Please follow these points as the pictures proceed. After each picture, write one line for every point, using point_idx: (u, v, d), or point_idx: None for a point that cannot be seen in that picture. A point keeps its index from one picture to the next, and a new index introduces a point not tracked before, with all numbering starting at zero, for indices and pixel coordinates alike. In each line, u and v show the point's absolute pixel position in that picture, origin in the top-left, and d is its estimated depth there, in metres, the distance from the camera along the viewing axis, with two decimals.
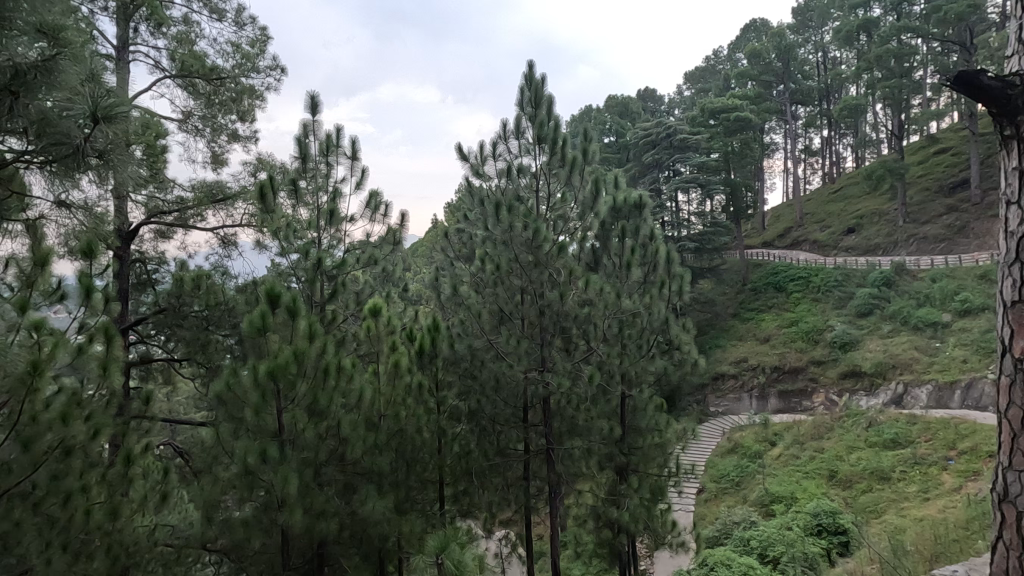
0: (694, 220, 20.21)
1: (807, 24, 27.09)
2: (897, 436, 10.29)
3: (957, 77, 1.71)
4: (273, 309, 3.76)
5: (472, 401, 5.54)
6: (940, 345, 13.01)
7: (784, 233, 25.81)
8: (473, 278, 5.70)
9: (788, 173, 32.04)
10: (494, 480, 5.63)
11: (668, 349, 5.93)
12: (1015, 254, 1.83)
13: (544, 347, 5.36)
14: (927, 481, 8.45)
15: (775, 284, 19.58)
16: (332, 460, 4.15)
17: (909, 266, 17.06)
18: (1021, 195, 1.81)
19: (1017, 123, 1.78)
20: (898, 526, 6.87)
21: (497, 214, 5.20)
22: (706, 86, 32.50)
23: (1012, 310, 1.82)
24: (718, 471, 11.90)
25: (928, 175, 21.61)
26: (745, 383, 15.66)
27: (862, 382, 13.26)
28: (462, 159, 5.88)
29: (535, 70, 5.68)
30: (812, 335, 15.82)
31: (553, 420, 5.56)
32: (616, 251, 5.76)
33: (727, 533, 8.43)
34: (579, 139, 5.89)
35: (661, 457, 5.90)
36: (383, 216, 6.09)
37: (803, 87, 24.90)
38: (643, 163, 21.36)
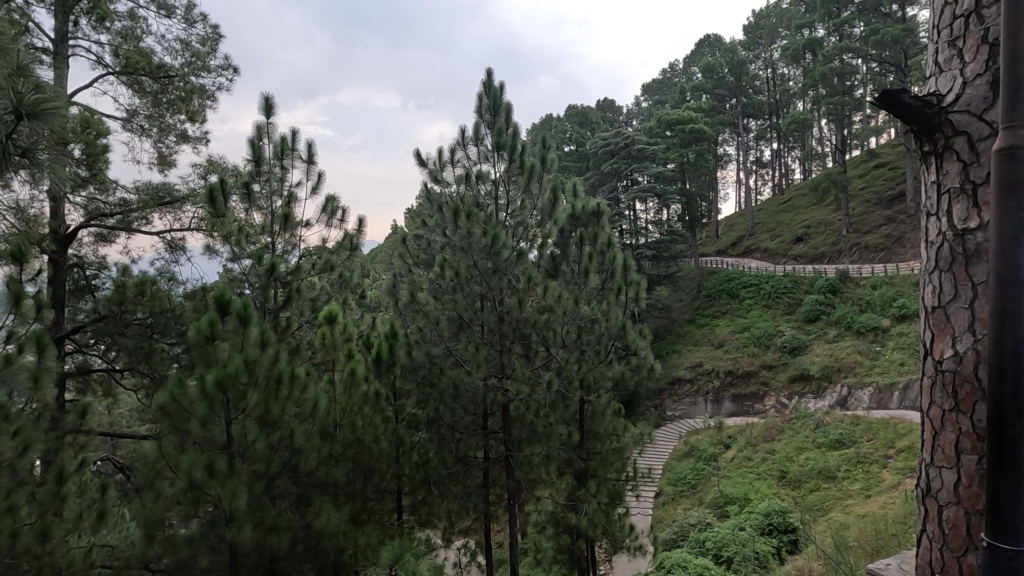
0: (652, 229, 20.76)
1: (757, 41, 28.30)
2: (842, 437, 10.76)
3: (882, 95, 1.81)
4: (222, 316, 3.63)
5: (430, 409, 5.47)
6: (880, 348, 13.74)
7: (737, 242, 26.70)
8: (432, 285, 5.61)
9: (740, 184, 33.20)
10: (453, 489, 5.53)
11: (625, 354, 5.84)
12: (933, 262, 1.95)
13: (503, 353, 5.42)
14: (869, 479, 8.86)
15: (729, 291, 20.23)
16: (284, 471, 4.01)
17: (852, 274, 17.91)
18: (938, 207, 1.92)
19: (935, 140, 1.89)
20: (842, 523, 7.14)
21: (455, 220, 5.21)
22: (663, 98, 33.50)
23: (932, 315, 1.93)
24: (674, 475, 12.15)
25: (869, 188, 22.85)
26: (701, 387, 16.08)
27: (810, 385, 13.83)
28: (420, 165, 5.82)
29: (494, 78, 5.69)
30: (763, 340, 16.40)
31: (512, 427, 5.65)
32: (575, 257, 5.77)
33: (684, 535, 8.61)
34: (537, 146, 5.95)
35: (619, 461, 5.83)
36: (340, 221, 5.99)
37: (753, 101, 25.95)
38: (602, 172, 21.70)
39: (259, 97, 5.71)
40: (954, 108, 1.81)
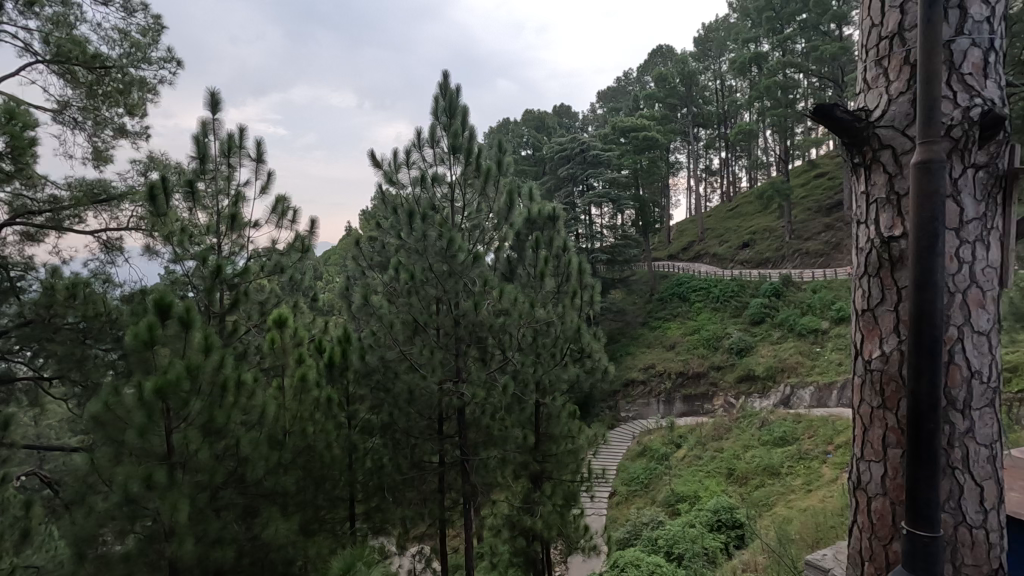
0: (606, 233, 21.13)
1: (707, 53, 29.37)
2: (785, 434, 11.24)
3: (817, 109, 1.91)
4: (162, 320, 3.45)
5: (384, 415, 5.33)
6: (820, 349, 14.46)
7: (687, 247, 27.53)
8: (386, 288, 5.52)
9: (690, 191, 34.25)
10: (408, 495, 5.43)
11: (579, 357, 5.89)
12: (861, 268, 2.06)
13: (459, 357, 5.38)
14: (810, 474, 9.29)
15: (680, 294, 20.82)
16: (230, 481, 3.86)
17: (795, 278, 18.76)
18: (868, 215, 2.04)
19: (864, 152, 2.00)
20: (785, 517, 7.45)
21: (410, 222, 5.15)
22: (618, 105, 34.23)
23: (862, 317, 2.04)
24: (628, 475, 12.37)
25: (810, 197, 24.06)
26: (653, 389, 16.46)
27: (755, 385, 14.40)
28: (374, 166, 5.72)
29: (450, 80, 5.67)
30: (712, 342, 16.97)
31: (468, 431, 5.57)
32: (531, 261, 5.80)
33: (637, 533, 8.78)
34: (493, 149, 5.97)
35: (574, 463, 5.86)
36: (291, 222, 5.82)
37: (703, 112, 26.89)
38: (558, 176, 21.93)
39: (204, 92, 5.48)
40: (879, 123, 1.94)
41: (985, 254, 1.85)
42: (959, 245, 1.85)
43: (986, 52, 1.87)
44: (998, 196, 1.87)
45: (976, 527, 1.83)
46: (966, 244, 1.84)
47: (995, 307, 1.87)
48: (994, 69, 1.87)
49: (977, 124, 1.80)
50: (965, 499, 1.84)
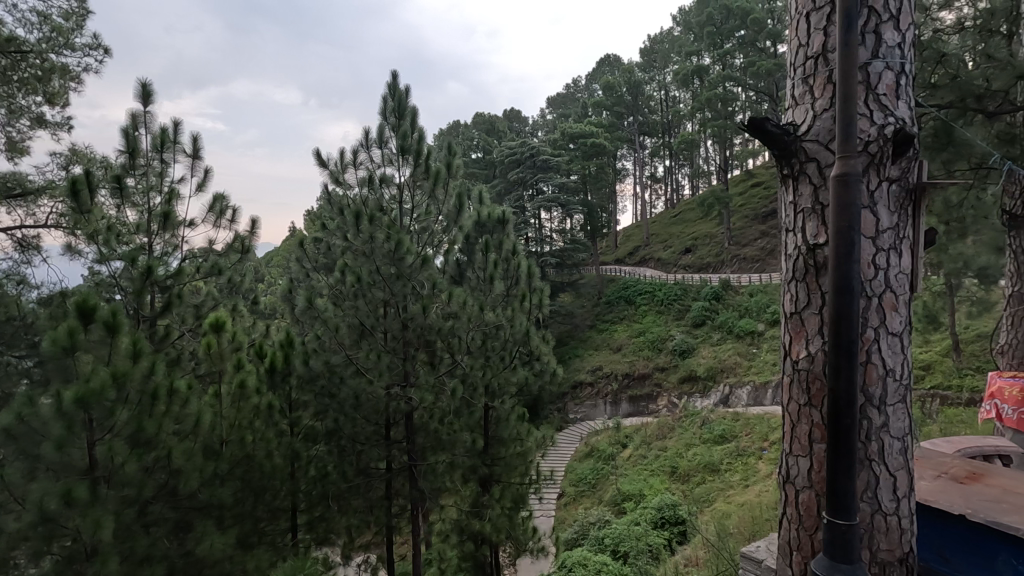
0: (556, 237, 21.41)
1: (652, 64, 30.38)
2: (724, 432, 11.71)
3: (751, 122, 2.01)
4: (85, 325, 3.21)
5: (329, 421, 5.15)
6: (757, 350, 15.17)
7: (633, 252, 28.30)
8: (332, 291, 5.33)
9: (636, 197, 35.23)
10: (353, 503, 5.23)
11: (528, 360, 5.93)
12: (789, 273, 2.19)
13: (407, 361, 5.23)
14: (748, 470, 9.70)
15: (626, 297, 21.34)
16: (160, 495, 3.64)
17: (733, 282, 19.61)
18: (795, 223, 2.15)
19: (792, 164, 2.12)
20: (723, 512, 7.74)
21: (357, 223, 5.04)
22: (566, 111, 34.84)
23: (791, 320, 2.15)
24: (576, 475, 12.53)
25: (747, 205, 25.27)
26: (600, 390, 16.78)
27: (697, 385, 14.96)
28: (320, 165, 5.55)
29: (399, 80, 5.60)
30: (657, 344, 17.50)
31: (416, 436, 5.46)
32: (480, 265, 5.80)
33: (584, 533, 8.91)
34: (443, 152, 5.93)
35: (523, 465, 5.91)
36: (230, 221, 5.57)
37: (648, 121, 27.74)
38: (508, 180, 22.05)
39: (135, 82, 5.17)
40: (806, 137, 2.07)
41: (898, 261, 2.00)
42: (876, 252, 1.99)
43: (898, 75, 2.03)
44: (910, 207, 2.03)
45: (890, 514, 1.98)
46: (882, 251, 1.98)
47: (906, 310, 2.03)
48: (905, 91, 2.03)
49: (891, 141, 1.95)
50: (880, 489, 1.98)
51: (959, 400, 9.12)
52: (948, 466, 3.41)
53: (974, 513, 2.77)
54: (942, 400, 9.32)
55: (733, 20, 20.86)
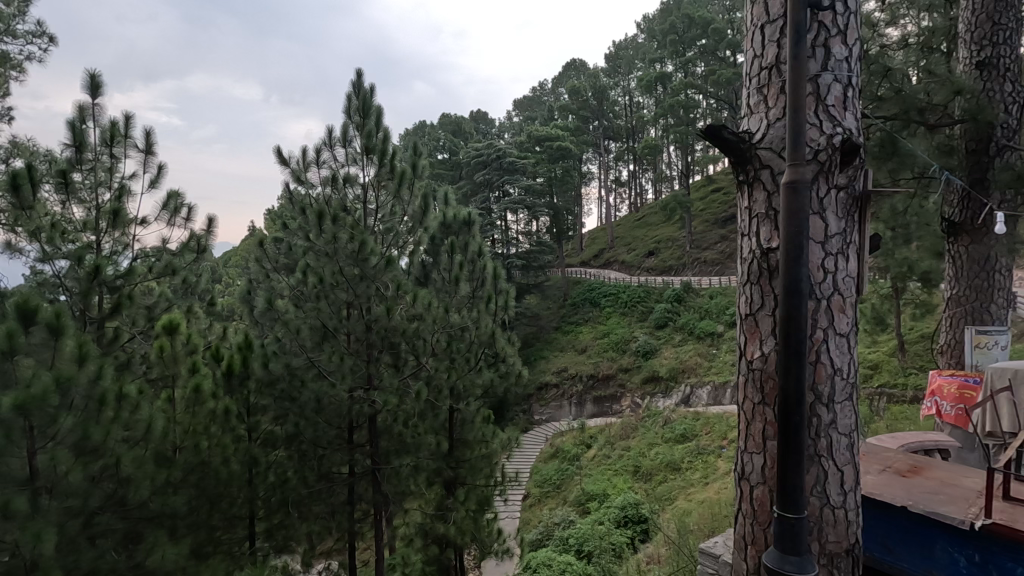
0: (521, 240, 21.50)
1: (617, 70, 30.88)
2: (685, 431, 11.98)
3: (708, 129, 2.07)
4: (26, 327, 3.05)
5: (289, 425, 4.91)
6: (716, 351, 15.59)
7: (598, 254, 28.68)
8: (293, 292, 5.21)
9: (601, 200, 35.73)
10: (314, 509, 5.07)
11: (493, 362, 5.92)
12: (745, 276, 2.26)
13: (370, 363, 5.14)
14: (708, 467, 9.94)
15: (591, 299, 21.60)
16: (108, 505, 3.49)
17: (695, 285, 20.09)
18: (751, 228, 2.23)
19: (747, 171, 2.19)
20: (684, 510, 7.91)
21: (319, 224, 4.94)
22: (533, 114, 35.06)
23: (746, 321, 2.22)
24: (541, 476, 12.59)
25: (708, 209, 25.96)
26: (565, 391, 16.91)
27: (659, 385, 15.26)
28: (281, 163, 5.42)
29: (364, 79, 5.50)
30: (620, 345, 17.78)
31: (380, 439, 5.35)
32: (445, 266, 5.76)
33: (549, 534, 8.95)
34: (408, 152, 5.86)
35: (488, 467, 5.87)
36: (185, 220, 5.39)
37: (613, 126, 28.19)
38: (475, 182, 22.05)
39: (83, 73, 4.94)
40: (760, 145, 2.14)
41: (845, 265, 2.09)
42: (825, 256, 2.08)
43: (845, 87, 2.13)
44: (856, 214, 2.13)
45: (838, 507, 2.07)
46: (830, 255, 2.07)
47: (852, 311, 2.13)
48: (852, 102, 2.13)
49: (839, 150, 2.04)
50: (828, 483, 2.07)
51: (904, 397, 9.57)
52: (892, 460, 3.58)
53: (914, 505, 2.93)
54: (888, 398, 9.78)
55: (695, 29, 21.39)
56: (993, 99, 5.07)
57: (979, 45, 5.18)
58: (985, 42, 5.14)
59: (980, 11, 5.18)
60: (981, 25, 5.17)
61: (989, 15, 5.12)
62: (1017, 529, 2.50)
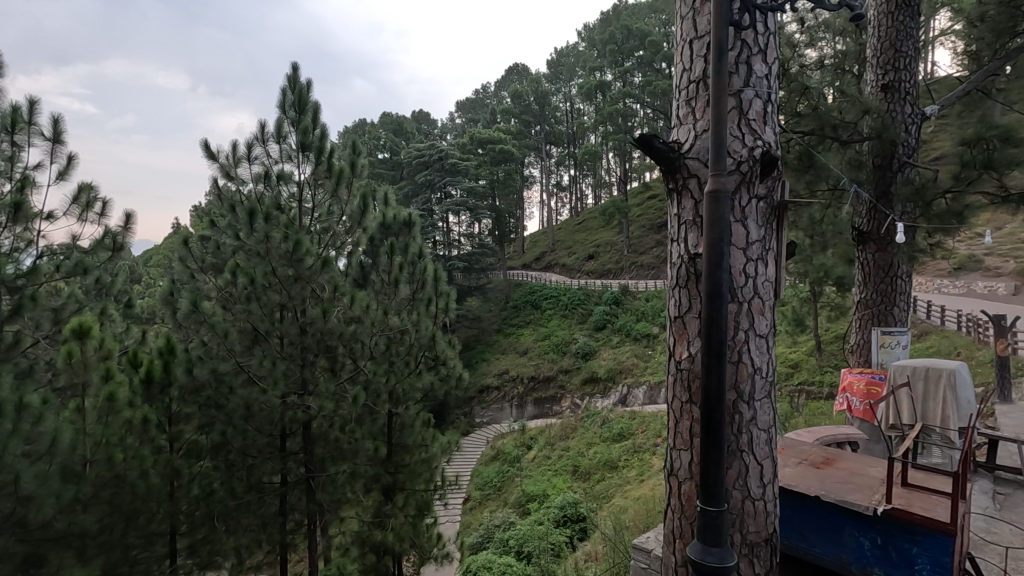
0: (464, 241, 21.40)
1: (559, 76, 31.47)
2: (622, 430, 12.32)
3: (640, 139, 2.13)
4: None
5: (215, 434, 4.60)
6: (651, 352, 16.16)
7: (540, 257, 29.06)
8: (221, 293, 4.95)
9: (543, 204, 36.25)
10: (243, 521, 4.79)
11: (434, 364, 5.83)
12: (674, 281, 2.36)
13: (305, 367, 4.95)
14: (643, 465, 10.26)
15: (532, 301, 21.84)
16: (5, 526, 3.19)
17: (632, 288, 20.71)
18: (680, 234, 2.31)
19: (676, 178, 2.28)
20: (620, 507, 8.12)
21: (250, 222, 4.72)
22: (476, 117, 35.11)
23: (676, 323, 2.31)
24: (482, 479, 12.56)
25: (644, 215, 26.90)
26: (506, 393, 16.95)
27: (598, 386, 15.62)
28: (209, 158, 5.13)
29: (300, 73, 5.30)
30: (560, 347, 18.08)
31: (315, 446, 5.10)
32: (384, 267, 5.63)
33: (489, 536, 8.94)
34: (347, 150, 5.70)
35: (427, 472, 5.70)
36: (99, 215, 5.00)
37: (554, 131, 28.66)
38: (416, 182, 21.80)
39: None
40: (689, 154, 2.24)
41: (764, 271, 2.22)
42: (746, 262, 2.19)
43: (765, 103, 2.26)
44: (774, 222, 2.26)
45: (757, 499, 2.18)
46: (751, 261, 2.19)
47: (771, 314, 2.25)
48: (771, 117, 2.27)
49: (758, 162, 2.16)
50: (749, 477, 2.18)
51: (821, 394, 10.26)
52: (809, 453, 3.82)
53: (826, 494, 3.13)
54: (806, 394, 10.45)
55: (633, 41, 22.11)
56: (896, 120, 5.56)
57: (884, 69, 5.65)
58: (889, 67, 5.61)
59: (885, 39, 5.65)
60: (885, 52, 5.64)
61: (892, 42, 5.60)
62: (913, 514, 2.77)
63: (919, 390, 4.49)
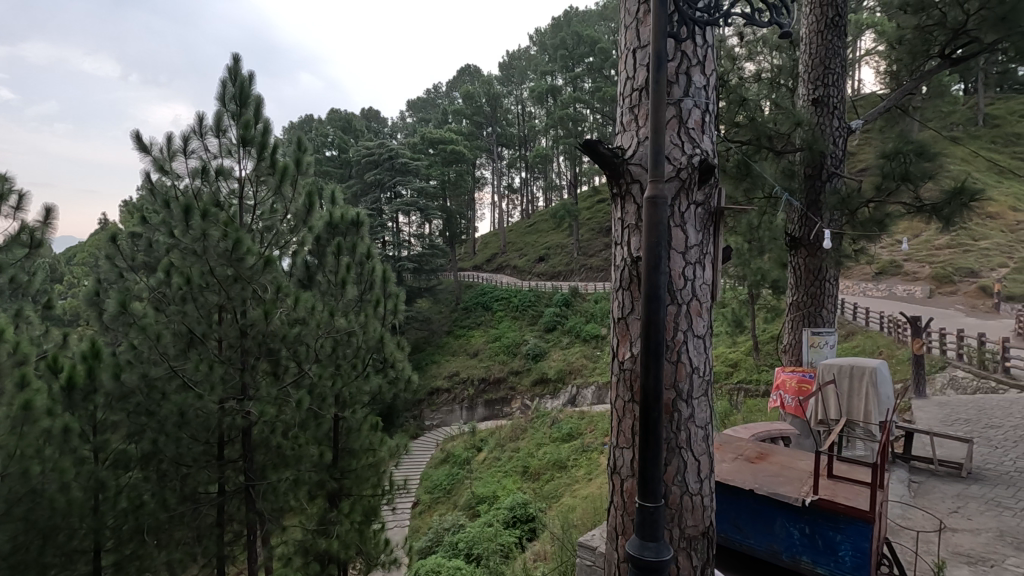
0: (414, 242, 21.09)
1: (510, 79, 31.67)
2: (571, 430, 12.50)
3: (586, 144, 2.17)
4: None
5: (145, 443, 4.31)
6: (600, 353, 16.47)
7: (491, 259, 29.10)
8: (154, 293, 4.67)
9: (494, 206, 36.35)
10: (176, 535, 4.45)
11: (382, 367, 5.72)
12: (617, 282, 2.42)
13: (245, 371, 4.70)
14: (591, 463, 10.44)
15: (483, 303, 21.83)
16: None
17: (581, 289, 21.04)
18: (624, 237, 2.37)
19: (620, 183, 2.33)
20: (568, 506, 8.22)
21: (187, 219, 4.48)
22: (427, 117, 34.79)
23: (619, 324, 2.37)
24: (431, 482, 12.42)
25: (593, 219, 27.44)
26: (456, 396, 16.85)
27: (548, 387, 15.78)
28: (141, 150, 4.84)
29: (241, 65, 5.10)
30: (511, 348, 18.16)
31: (255, 453, 4.85)
32: (331, 267, 5.48)
33: (438, 540, 8.85)
34: (291, 146, 5.50)
35: (375, 476, 5.55)
36: (14, 209, 4.62)
37: (506, 133, 28.79)
38: (365, 181, 21.34)
39: None
40: (631, 161, 2.31)
41: (702, 274, 2.32)
42: (685, 265, 2.28)
43: (703, 113, 2.35)
44: (712, 227, 2.35)
45: (695, 494, 2.27)
46: (690, 264, 2.28)
47: (708, 315, 2.35)
48: (708, 127, 2.36)
49: (696, 169, 2.24)
50: (688, 472, 2.27)
51: (758, 391, 10.76)
52: (744, 448, 3.99)
53: (760, 488, 3.28)
54: (744, 392, 10.93)
55: (583, 47, 22.49)
56: (826, 132, 5.91)
57: (815, 84, 6.00)
58: (819, 82, 5.96)
59: (816, 56, 5.99)
60: (816, 68, 5.99)
61: (821, 59, 5.95)
62: (837, 504, 2.95)
63: (844, 387, 4.78)
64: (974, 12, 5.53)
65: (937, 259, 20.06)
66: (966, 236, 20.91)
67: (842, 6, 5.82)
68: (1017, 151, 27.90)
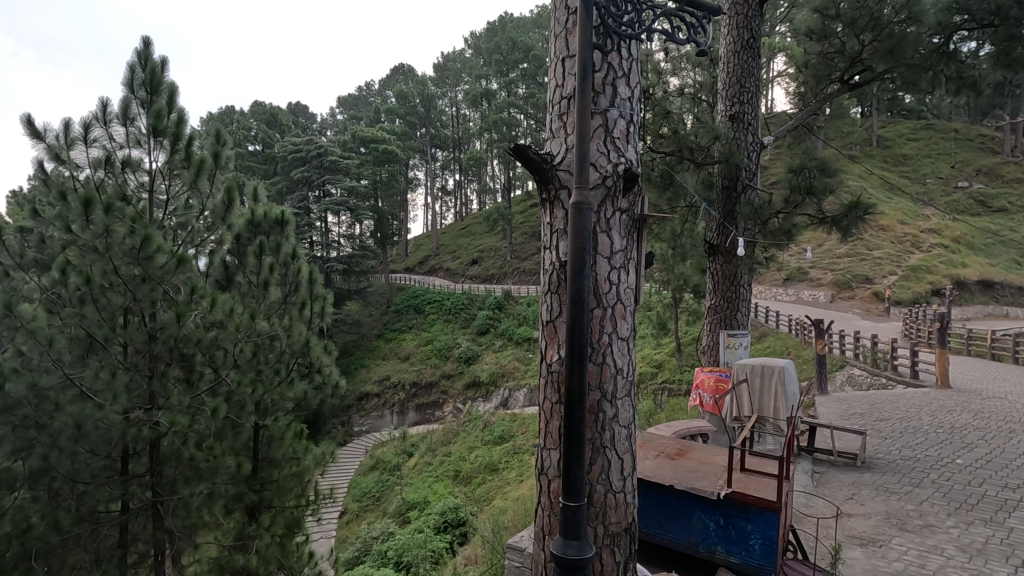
0: (343, 242, 20.46)
1: (445, 81, 31.55)
2: (502, 433, 12.58)
3: (515, 148, 2.20)
4: None
5: (34, 460, 3.88)
6: (531, 355, 16.67)
7: (423, 261, 28.77)
8: (47, 294, 4.23)
9: (427, 208, 35.99)
10: (70, 560, 4.00)
11: (307, 372, 5.48)
12: (546, 287, 2.46)
13: (154, 379, 4.34)
14: (522, 465, 10.52)
15: (415, 305, 21.54)
16: None
17: (514, 292, 21.22)
18: (553, 241, 2.42)
19: (549, 189, 2.38)
20: (499, 509, 8.22)
21: (86, 213, 4.11)
22: (358, 115, 33.97)
23: (547, 327, 2.42)
24: (359, 490, 12.06)
25: (526, 223, 27.80)
26: (387, 400, 16.48)
27: (480, 390, 15.77)
28: (33, 136, 4.40)
29: (152, 49, 4.73)
30: (443, 352, 18.01)
31: (163, 467, 4.45)
32: (252, 268, 5.21)
33: (366, 550, 8.58)
34: (209, 138, 5.15)
35: (299, 486, 5.20)
36: None
37: (439, 134, 28.60)
38: (291, 178, 20.46)
39: None
40: (560, 166, 2.36)
41: (626, 278, 2.40)
42: (610, 270, 2.35)
43: (628, 123, 2.43)
44: (635, 233, 2.44)
45: (618, 492, 2.34)
46: (614, 269, 2.36)
47: (631, 318, 2.43)
48: (633, 137, 2.45)
49: (621, 177, 2.33)
50: (612, 471, 2.33)
51: (680, 390, 11.27)
52: (666, 445, 4.17)
53: (679, 483, 3.44)
54: (668, 391, 11.42)
55: (517, 53, 22.78)
56: (742, 147, 6.30)
57: (732, 101, 6.37)
58: (736, 99, 6.35)
59: (733, 73, 6.37)
60: (733, 85, 6.36)
61: (738, 77, 6.32)
62: (748, 495, 3.14)
63: (756, 385, 5.11)
64: (869, 43, 6.09)
65: (837, 266, 21.88)
66: (862, 246, 22.99)
67: (756, 29, 6.23)
68: (904, 170, 31.02)
